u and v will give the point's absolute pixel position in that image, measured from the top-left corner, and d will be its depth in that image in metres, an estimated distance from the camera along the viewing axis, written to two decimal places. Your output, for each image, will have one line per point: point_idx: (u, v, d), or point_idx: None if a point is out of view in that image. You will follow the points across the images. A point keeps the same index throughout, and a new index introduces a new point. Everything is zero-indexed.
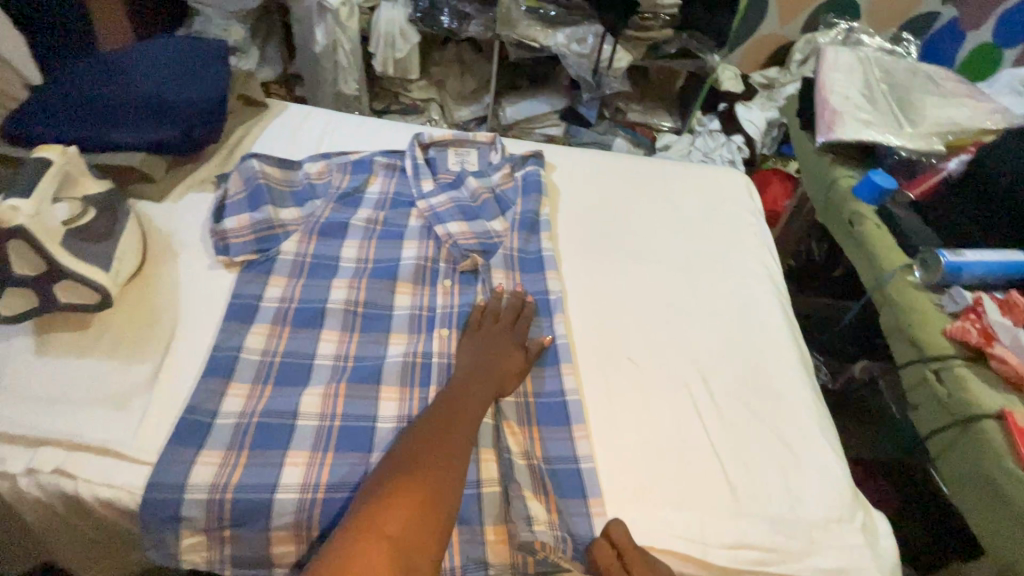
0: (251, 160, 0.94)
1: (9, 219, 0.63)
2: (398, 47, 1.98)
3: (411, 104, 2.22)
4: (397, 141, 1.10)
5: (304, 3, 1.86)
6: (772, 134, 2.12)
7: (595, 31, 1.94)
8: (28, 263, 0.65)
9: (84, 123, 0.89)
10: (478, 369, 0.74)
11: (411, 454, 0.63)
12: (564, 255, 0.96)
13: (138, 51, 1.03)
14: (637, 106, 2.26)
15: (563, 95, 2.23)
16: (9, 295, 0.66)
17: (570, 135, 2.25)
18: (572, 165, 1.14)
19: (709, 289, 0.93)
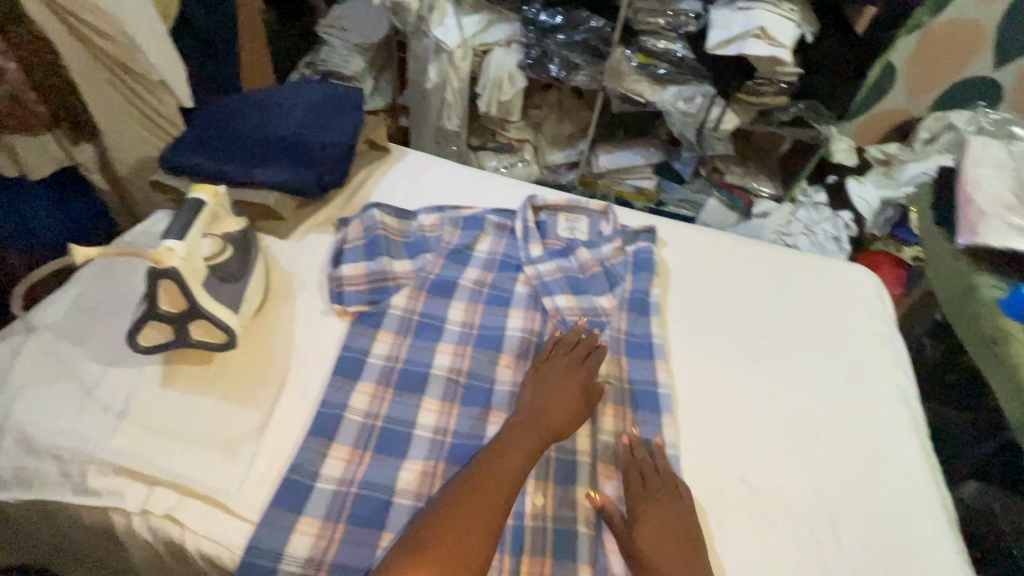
0: (374, 210, 0.97)
1: (165, 260, 0.66)
2: (504, 91, 1.95)
3: (506, 143, 2.19)
4: (510, 200, 1.10)
5: (423, 41, 1.91)
6: (888, 215, 1.89)
7: (704, 92, 1.86)
8: (173, 301, 0.68)
9: (230, 159, 0.95)
10: (540, 414, 0.73)
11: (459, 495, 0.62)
12: (674, 346, 0.90)
13: (283, 92, 1.10)
14: (738, 168, 2.13)
15: (661, 148, 2.16)
16: (150, 328, 0.69)
17: (662, 190, 2.21)
18: (686, 241, 1.08)
19: (832, 411, 0.85)
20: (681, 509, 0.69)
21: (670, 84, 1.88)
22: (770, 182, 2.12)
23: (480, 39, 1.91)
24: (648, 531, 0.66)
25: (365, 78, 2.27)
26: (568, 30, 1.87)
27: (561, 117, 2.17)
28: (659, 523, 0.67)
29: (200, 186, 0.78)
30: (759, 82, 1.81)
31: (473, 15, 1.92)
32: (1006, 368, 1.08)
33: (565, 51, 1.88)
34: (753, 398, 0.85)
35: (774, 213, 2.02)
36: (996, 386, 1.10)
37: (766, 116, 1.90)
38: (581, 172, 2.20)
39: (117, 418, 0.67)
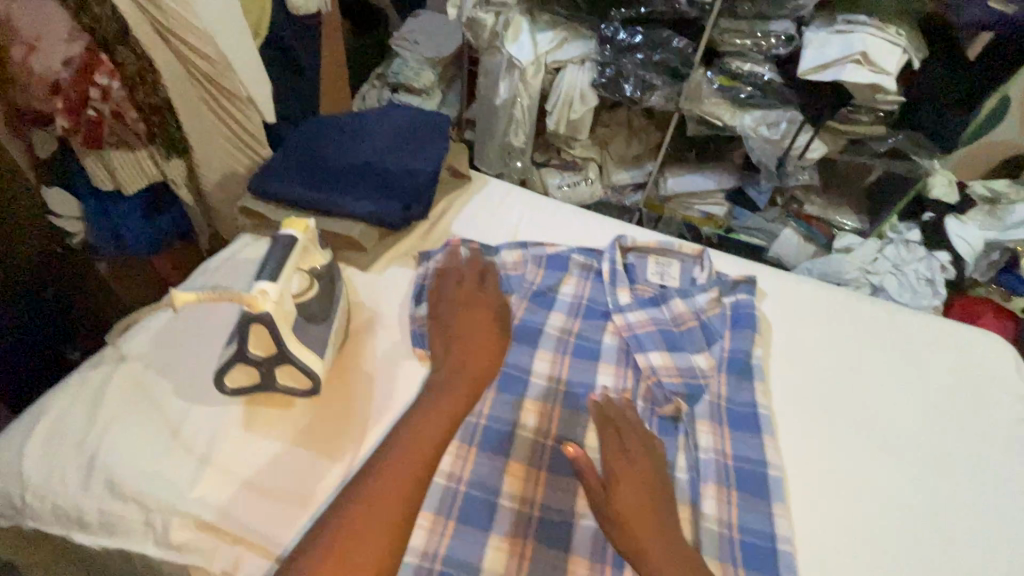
0: (457, 246, 0.93)
1: (259, 303, 0.64)
2: (575, 109, 1.74)
3: (571, 161, 2.00)
4: (595, 239, 1.04)
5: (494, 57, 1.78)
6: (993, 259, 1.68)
7: (791, 118, 1.63)
8: (264, 344, 0.66)
9: (317, 187, 0.93)
10: (467, 361, 0.71)
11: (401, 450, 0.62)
12: (782, 418, 0.81)
13: (370, 117, 1.09)
14: (820, 199, 1.95)
15: (736, 173, 1.94)
16: (236, 370, 0.67)
17: (733, 217, 1.99)
18: (788, 295, 1.00)
19: (970, 508, 0.76)
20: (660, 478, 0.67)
21: (751, 108, 1.65)
22: (855, 214, 1.93)
23: (554, 54, 1.71)
24: (633, 494, 0.63)
25: (434, 91, 2.25)
26: (648, 48, 1.61)
27: (629, 136, 1.96)
28: (643, 492, 0.64)
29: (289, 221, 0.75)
30: (852, 110, 1.58)
31: (548, 30, 1.73)
32: None
33: (641, 71, 1.63)
34: (877, 487, 0.76)
35: (857, 249, 1.80)
36: None
37: (860, 146, 1.68)
38: (646, 195, 2.03)
39: (200, 462, 0.65)
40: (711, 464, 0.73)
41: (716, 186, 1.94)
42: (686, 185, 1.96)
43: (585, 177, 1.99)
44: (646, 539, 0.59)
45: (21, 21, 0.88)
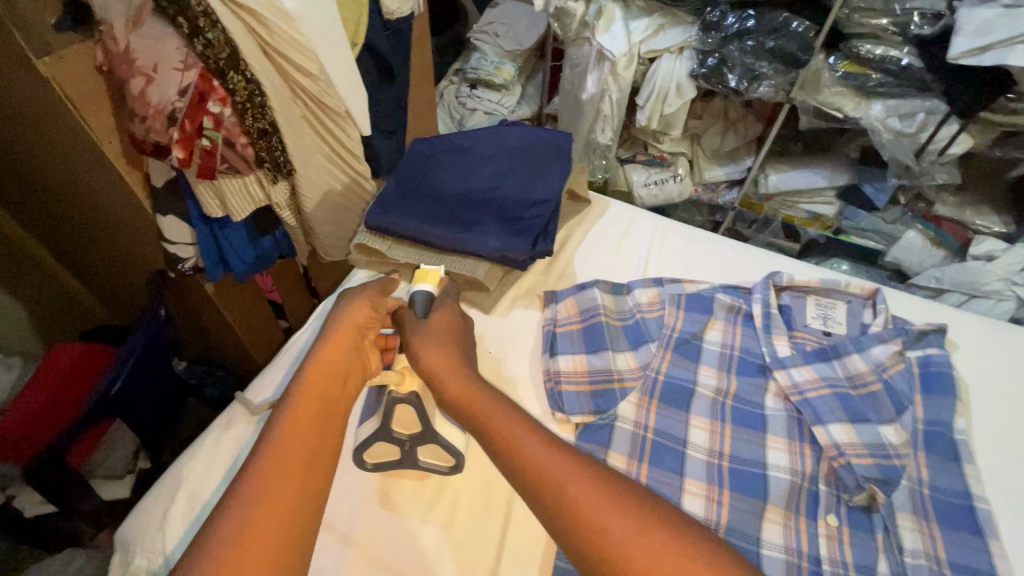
0: (591, 288, 0.84)
1: (408, 383, 0.64)
2: (669, 102, 1.56)
3: (658, 156, 1.82)
4: (738, 273, 0.92)
5: (584, 48, 1.60)
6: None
7: (931, 107, 1.35)
8: (406, 425, 0.64)
9: (437, 222, 0.87)
10: (332, 333, 0.62)
11: (286, 434, 0.50)
12: (1003, 515, 0.67)
13: (483, 136, 1.01)
14: (954, 197, 1.62)
15: (850, 170, 1.66)
16: (381, 449, 0.65)
17: (844, 217, 1.76)
18: (982, 347, 0.83)
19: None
20: (452, 326, 0.68)
21: (880, 97, 1.39)
22: (998, 216, 1.57)
23: (650, 43, 1.54)
24: (426, 346, 0.64)
25: (514, 86, 2.15)
26: (759, 33, 1.39)
27: (725, 128, 1.69)
28: (438, 350, 0.63)
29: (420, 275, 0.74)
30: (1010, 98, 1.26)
31: (642, 18, 1.56)
32: None
33: (750, 58, 1.41)
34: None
35: (1004, 257, 1.56)
36: None
37: (1015, 139, 1.35)
38: (742, 193, 1.81)
39: (343, 542, 0.63)
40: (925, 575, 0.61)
41: (826, 184, 1.68)
42: (789, 184, 1.72)
43: (674, 174, 1.81)
44: (483, 411, 0.54)
45: (137, 50, 0.79)
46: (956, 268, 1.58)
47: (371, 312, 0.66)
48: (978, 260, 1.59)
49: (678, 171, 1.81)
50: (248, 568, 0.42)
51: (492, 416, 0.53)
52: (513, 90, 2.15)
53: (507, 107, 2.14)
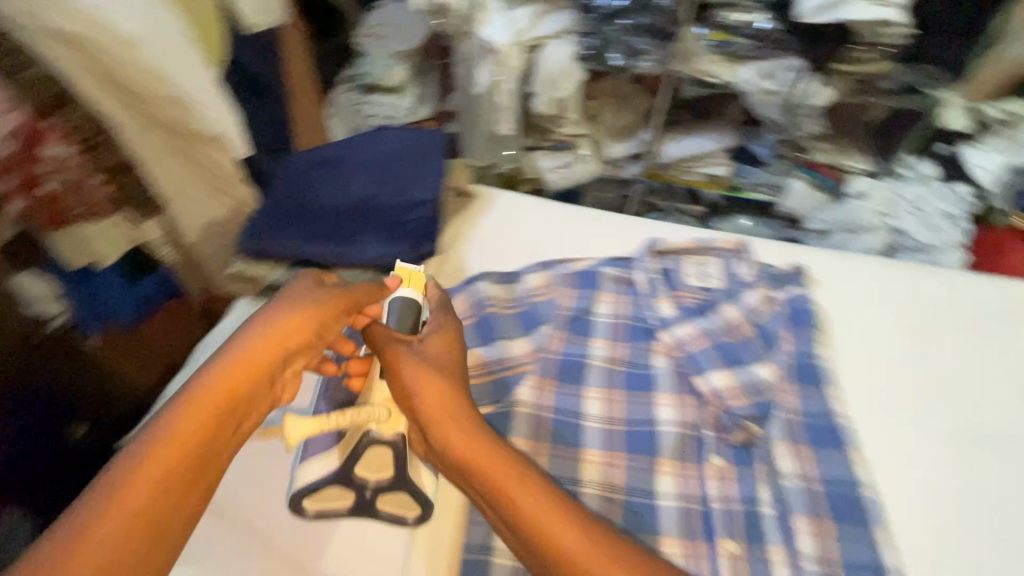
0: (480, 283, 0.85)
1: (389, 426, 0.61)
2: (561, 88, 1.60)
3: (561, 141, 1.83)
4: (622, 245, 0.95)
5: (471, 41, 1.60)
6: (1010, 185, 1.65)
7: (790, 66, 1.50)
8: (379, 467, 0.60)
9: (317, 238, 0.85)
10: (255, 347, 0.57)
11: (143, 458, 0.49)
12: (865, 429, 0.74)
13: (357, 143, 0.99)
14: (828, 143, 1.74)
15: (737, 130, 1.79)
16: (334, 493, 0.60)
17: (738, 175, 1.84)
18: (842, 280, 0.91)
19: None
20: (450, 355, 0.66)
21: (748, 61, 1.51)
22: (862, 155, 1.75)
23: (533, 30, 1.58)
24: (426, 380, 0.61)
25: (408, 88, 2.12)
26: (634, 12, 1.52)
27: (619, 106, 1.80)
28: (433, 381, 0.61)
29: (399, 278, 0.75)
30: (855, 48, 1.46)
31: (519, 7, 1.55)
32: None
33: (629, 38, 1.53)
34: (988, 495, 0.69)
35: (873, 194, 1.72)
36: None
37: (866, 86, 1.55)
38: (645, 165, 1.84)
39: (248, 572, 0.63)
40: (801, 495, 0.67)
41: (716, 146, 1.78)
42: (687, 149, 1.80)
43: (578, 156, 1.83)
44: (488, 465, 0.56)
45: None
46: (835, 210, 1.77)
47: (310, 328, 0.61)
48: (852, 199, 1.75)
49: (583, 154, 1.83)
50: None
51: (494, 471, 0.55)
52: (409, 92, 2.12)
53: (405, 108, 2.10)
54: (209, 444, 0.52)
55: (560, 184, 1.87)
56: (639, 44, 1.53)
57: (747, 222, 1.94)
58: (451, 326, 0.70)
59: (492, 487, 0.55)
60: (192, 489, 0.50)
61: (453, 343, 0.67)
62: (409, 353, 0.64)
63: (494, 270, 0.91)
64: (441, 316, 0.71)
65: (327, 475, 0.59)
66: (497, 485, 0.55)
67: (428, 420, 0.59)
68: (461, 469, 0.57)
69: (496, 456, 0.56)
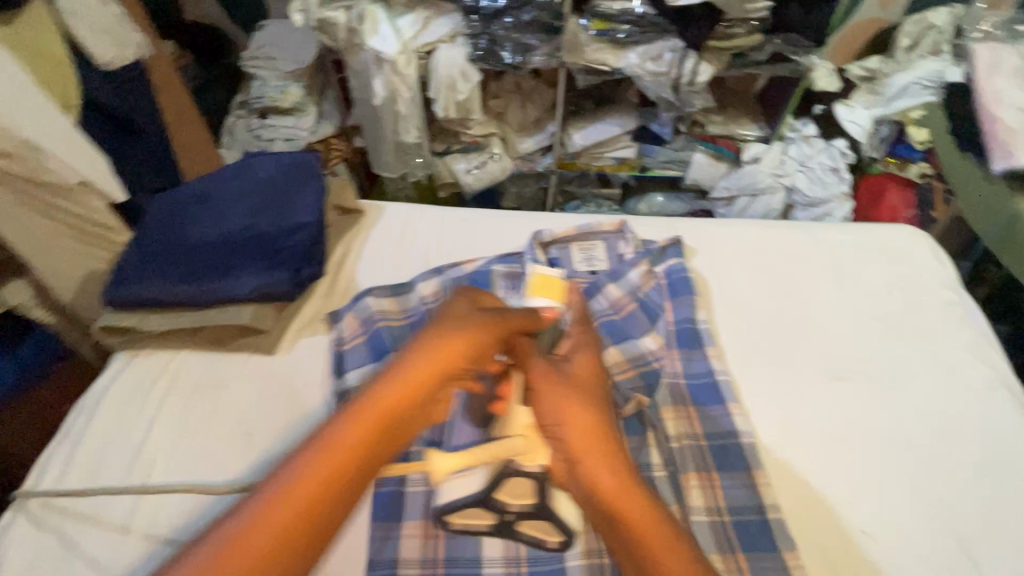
0: (366, 299, 0.85)
1: (534, 457, 0.65)
2: (460, 90, 1.61)
3: (471, 142, 1.85)
4: (511, 241, 0.98)
5: (360, 54, 1.57)
6: (881, 133, 1.76)
7: (673, 46, 1.53)
8: (520, 496, 0.67)
9: (189, 277, 0.81)
10: (409, 371, 0.54)
11: (293, 484, 0.45)
12: (742, 382, 0.80)
13: (232, 176, 0.96)
14: (719, 117, 1.86)
15: (635, 113, 1.83)
16: (475, 512, 0.67)
17: (644, 155, 1.89)
18: (717, 247, 0.97)
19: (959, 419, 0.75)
20: (592, 379, 0.64)
21: (632, 47, 1.55)
22: (755, 123, 1.87)
23: (422, 38, 1.58)
24: (571, 410, 0.58)
25: (308, 105, 1.96)
26: (515, 9, 1.56)
27: (523, 102, 1.83)
28: (583, 406, 0.58)
29: (538, 288, 0.84)
30: (728, 24, 1.51)
31: (407, 13, 1.59)
32: None
33: (516, 35, 1.57)
34: (852, 424, 0.76)
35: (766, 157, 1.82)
36: None
37: (741, 58, 1.59)
38: (557, 157, 1.88)
39: None
40: (686, 453, 0.72)
41: (621, 130, 1.82)
42: (592, 137, 1.83)
43: (490, 155, 1.85)
44: (628, 509, 0.51)
45: None
46: (735, 176, 1.86)
47: (473, 354, 0.59)
48: (751, 164, 1.84)
49: (494, 152, 1.85)
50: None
51: (636, 515, 0.51)
52: (309, 109, 1.97)
53: (308, 128, 1.97)
54: (371, 455, 0.49)
55: (477, 186, 1.88)
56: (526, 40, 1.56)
57: (660, 198, 2.02)
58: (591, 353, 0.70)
59: (622, 528, 0.51)
60: (349, 495, 0.47)
61: (595, 368, 0.66)
62: (557, 378, 0.62)
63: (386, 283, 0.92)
64: (584, 339, 0.71)
65: (475, 496, 0.66)
66: (632, 529, 0.50)
67: (575, 454, 0.55)
68: (601, 512, 0.53)
69: (634, 496, 0.52)
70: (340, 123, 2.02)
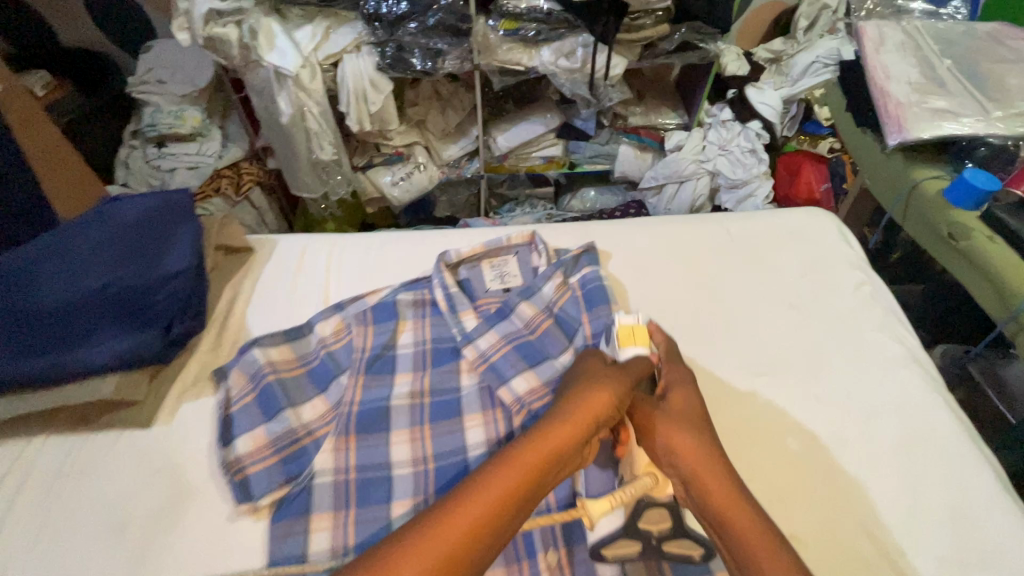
0: (253, 351, 0.76)
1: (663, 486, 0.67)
2: (372, 100, 1.51)
3: (394, 153, 1.77)
4: (420, 266, 0.93)
5: (259, 70, 1.43)
6: (790, 113, 1.84)
7: (584, 41, 1.49)
8: (657, 522, 0.65)
9: (35, 349, 0.70)
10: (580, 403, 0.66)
11: (493, 476, 0.58)
12: None
13: (88, 218, 0.83)
14: (639, 108, 1.85)
15: (558, 110, 1.78)
16: (624, 545, 0.65)
17: (571, 152, 1.87)
18: (633, 248, 0.95)
19: (900, 407, 0.76)
20: (696, 409, 0.71)
21: (543, 45, 1.50)
22: (674, 112, 1.87)
23: (325, 49, 1.45)
24: (683, 437, 0.67)
25: (210, 129, 1.64)
26: (418, 14, 1.40)
27: (444, 108, 1.72)
28: (694, 432, 0.68)
29: (624, 334, 0.74)
30: (633, 16, 1.47)
31: (305, 25, 1.45)
32: (970, 262, 1.07)
33: (423, 40, 1.43)
34: (771, 421, 0.75)
35: (687, 144, 1.82)
36: (965, 278, 1.09)
37: (652, 49, 1.57)
38: (483, 161, 1.81)
39: None
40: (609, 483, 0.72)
41: (545, 129, 1.77)
42: (516, 138, 1.77)
43: (415, 165, 1.78)
44: (734, 514, 0.60)
45: None
46: (661, 165, 1.84)
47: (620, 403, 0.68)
48: (672, 152, 1.83)
49: (419, 161, 1.78)
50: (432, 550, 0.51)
51: (743, 521, 0.60)
52: (212, 133, 1.65)
53: (213, 154, 1.64)
54: (542, 475, 0.60)
55: (405, 198, 1.81)
56: (434, 44, 1.44)
57: (592, 193, 2.02)
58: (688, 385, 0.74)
59: (726, 530, 0.60)
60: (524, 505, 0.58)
61: (693, 399, 0.72)
62: (661, 412, 0.70)
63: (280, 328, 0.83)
64: (678, 376, 0.74)
65: (612, 534, 0.65)
66: (742, 536, 0.59)
67: (693, 475, 0.64)
68: (716, 520, 0.61)
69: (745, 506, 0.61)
70: (251, 146, 1.72)
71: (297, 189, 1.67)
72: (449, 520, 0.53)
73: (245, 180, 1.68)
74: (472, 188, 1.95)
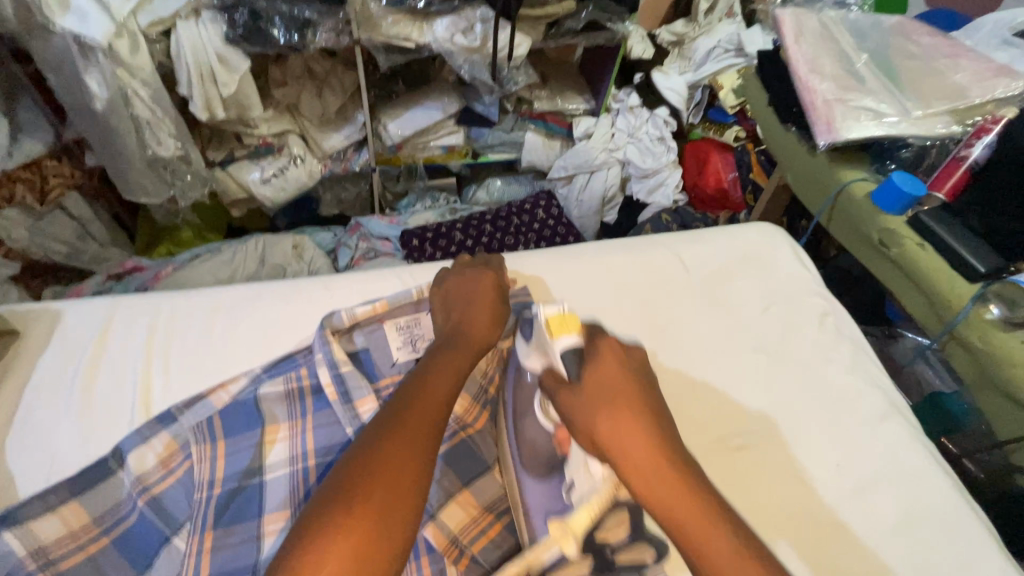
0: (4, 537, 0.50)
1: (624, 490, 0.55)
2: (222, 81, 1.13)
3: (261, 144, 1.40)
4: (299, 337, 0.69)
5: (49, 39, 0.98)
6: (695, 99, 1.71)
7: (483, 15, 1.22)
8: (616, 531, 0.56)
9: None
10: (468, 329, 0.63)
11: (407, 407, 0.51)
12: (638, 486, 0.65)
13: None
14: (544, 91, 1.63)
15: (456, 93, 1.51)
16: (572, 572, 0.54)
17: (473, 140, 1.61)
18: (572, 285, 0.80)
19: (888, 458, 0.68)
20: (637, 397, 0.53)
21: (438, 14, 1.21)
22: (581, 96, 1.67)
23: (148, 12, 1.05)
24: (625, 435, 0.50)
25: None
26: None
27: (319, 90, 1.37)
28: (644, 438, 0.51)
29: (554, 322, 0.58)
30: None
31: None
32: (900, 267, 1.04)
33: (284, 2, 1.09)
34: (776, 512, 0.63)
35: (597, 132, 1.66)
36: (892, 283, 1.07)
37: (557, 28, 1.35)
38: (374, 152, 1.50)
39: None
40: None
41: (444, 115, 1.50)
42: (409, 125, 1.48)
43: (290, 158, 1.42)
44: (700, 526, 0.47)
45: None
46: (571, 153, 1.67)
47: (498, 318, 0.65)
48: (581, 140, 1.67)
49: (293, 153, 1.42)
50: (357, 492, 0.44)
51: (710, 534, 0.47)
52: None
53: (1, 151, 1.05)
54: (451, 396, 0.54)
55: (280, 198, 1.45)
56: (300, 10, 1.11)
57: (498, 183, 1.78)
58: (626, 366, 0.56)
59: (689, 543, 0.47)
60: (438, 426, 0.51)
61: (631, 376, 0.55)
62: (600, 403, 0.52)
63: (63, 476, 0.56)
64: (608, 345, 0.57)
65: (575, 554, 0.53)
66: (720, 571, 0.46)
67: (646, 481, 0.49)
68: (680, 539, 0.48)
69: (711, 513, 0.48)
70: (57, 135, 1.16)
71: (127, 190, 1.21)
72: (408, 435, 0.48)
73: (52, 186, 1.15)
74: (363, 184, 1.66)
